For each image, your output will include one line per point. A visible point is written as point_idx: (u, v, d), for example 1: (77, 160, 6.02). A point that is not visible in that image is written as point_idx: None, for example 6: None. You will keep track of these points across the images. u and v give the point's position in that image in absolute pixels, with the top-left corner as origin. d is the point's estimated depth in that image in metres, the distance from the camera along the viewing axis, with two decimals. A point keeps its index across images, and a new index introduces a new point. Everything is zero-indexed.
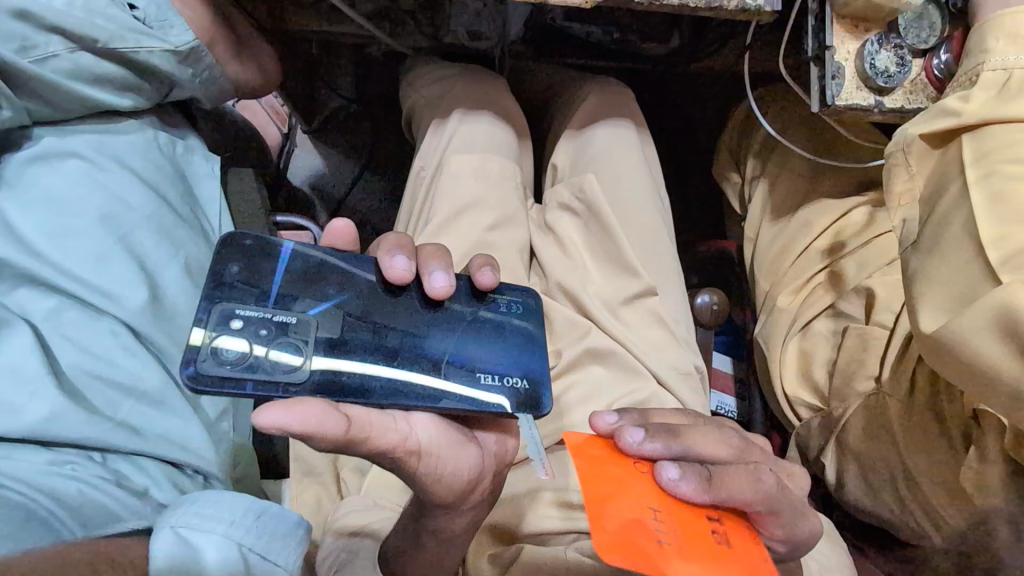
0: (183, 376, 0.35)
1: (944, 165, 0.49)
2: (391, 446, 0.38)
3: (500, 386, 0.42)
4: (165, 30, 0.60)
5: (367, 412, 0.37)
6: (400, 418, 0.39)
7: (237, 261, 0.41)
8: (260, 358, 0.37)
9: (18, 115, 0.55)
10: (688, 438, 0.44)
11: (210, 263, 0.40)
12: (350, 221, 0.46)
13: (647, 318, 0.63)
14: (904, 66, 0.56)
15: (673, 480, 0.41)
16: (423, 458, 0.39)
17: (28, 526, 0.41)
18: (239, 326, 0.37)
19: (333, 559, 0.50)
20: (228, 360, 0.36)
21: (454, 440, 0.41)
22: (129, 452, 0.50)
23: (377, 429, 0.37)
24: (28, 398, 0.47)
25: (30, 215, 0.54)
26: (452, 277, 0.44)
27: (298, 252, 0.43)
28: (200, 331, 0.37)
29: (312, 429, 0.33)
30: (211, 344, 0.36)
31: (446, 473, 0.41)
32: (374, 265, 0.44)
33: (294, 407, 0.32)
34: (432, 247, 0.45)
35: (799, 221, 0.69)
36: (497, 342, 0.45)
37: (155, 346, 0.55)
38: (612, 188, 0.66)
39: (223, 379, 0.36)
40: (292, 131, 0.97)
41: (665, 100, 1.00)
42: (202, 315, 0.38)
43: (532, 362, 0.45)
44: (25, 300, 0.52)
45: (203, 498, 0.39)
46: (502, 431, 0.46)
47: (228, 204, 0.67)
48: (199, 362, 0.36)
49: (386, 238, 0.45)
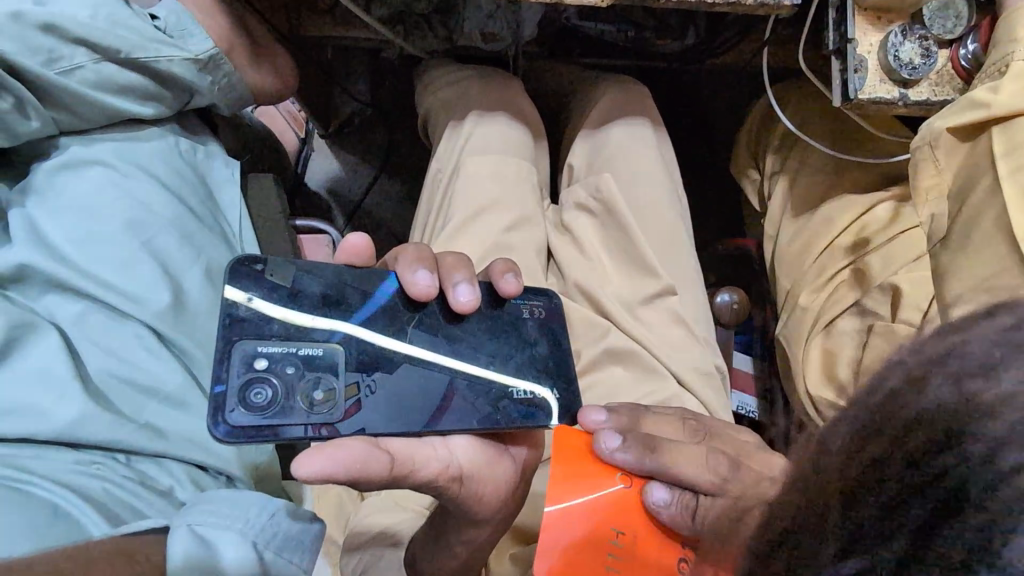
0: (214, 433, 0.35)
1: (972, 158, 0.48)
2: (435, 475, 0.39)
3: (530, 400, 0.43)
4: (185, 39, 0.61)
5: (406, 445, 0.38)
6: (439, 446, 0.40)
7: (251, 288, 0.40)
8: (291, 401, 0.37)
9: (46, 125, 0.57)
10: (668, 455, 0.41)
11: (222, 295, 0.39)
12: (367, 237, 0.46)
13: (667, 318, 0.63)
14: (928, 58, 0.55)
15: (658, 504, 0.40)
16: (466, 483, 0.41)
17: (54, 524, 0.42)
18: (264, 366, 0.38)
19: (357, 562, 0.52)
20: (257, 407, 0.36)
21: (491, 458, 0.42)
22: (155, 453, 0.51)
23: (420, 461, 0.38)
24: (57, 401, 0.49)
25: (57, 224, 0.55)
26: (477, 289, 0.43)
27: (314, 274, 0.42)
28: (223, 377, 0.36)
29: (356, 473, 0.33)
30: (237, 391, 0.36)
31: (487, 493, 0.42)
32: (394, 278, 0.43)
33: (334, 455, 0.32)
34: (453, 258, 0.44)
35: (821, 217, 0.68)
36: (525, 350, 0.45)
37: (181, 351, 0.56)
38: (631, 189, 0.66)
39: (257, 427, 0.36)
40: (310, 137, 0.99)
41: (683, 96, 0.99)
42: (221, 359, 0.37)
43: (559, 372, 0.45)
44: (54, 306, 0.54)
45: (217, 496, 0.40)
46: (533, 443, 0.46)
47: (247, 205, 0.67)
48: (228, 415, 0.36)
49: (404, 250, 0.44)
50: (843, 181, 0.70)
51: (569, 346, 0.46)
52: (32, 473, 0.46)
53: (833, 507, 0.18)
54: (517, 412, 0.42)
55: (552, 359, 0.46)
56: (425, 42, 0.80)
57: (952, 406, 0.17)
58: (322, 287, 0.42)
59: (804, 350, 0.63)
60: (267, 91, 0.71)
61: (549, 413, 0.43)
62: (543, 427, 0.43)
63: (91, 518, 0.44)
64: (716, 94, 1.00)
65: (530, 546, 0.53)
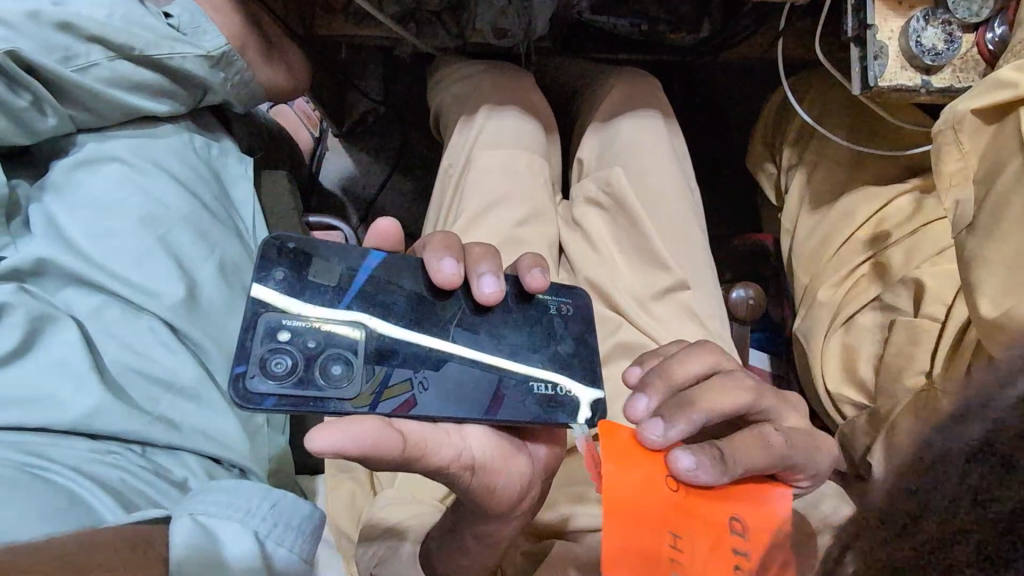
0: (233, 395, 0.36)
1: (1001, 141, 0.46)
2: (447, 461, 0.38)
3: (551, 396, 0.42)
4: (199, 36, 0.62)
5: (420, 428, 0.37)
6: (453, 433, 0.39)
7: (281, 264, 0.40)
8: (310, 373, 0.37)
9: (63, 122, 0.58)
10: (707, 402, 0.42)
11: (255, 268, 0.39)
12: (394, 221, 0.45)
13: (680, 312, 0.61)
14: (952, 44, 0.53)
15: (689, 470, 0.39)
16: (477, 472, 0.40)
17: (72, 509, 0.44)
18: (286, 338, 0.38)
19: (373, 556, 0.51)
20: (277, 375, 0.37)
21: (505, 452, 0.41)
22: (168, 445, 0.52)
23: (432, 446, 0.37)
24: (73, 392, 0.50)
25: (76, 217, 0.56)
26: (502, 281, 0.42)
27: (341, 253, 0.41)
28: (246, 347, 0.37)
29: (367, 450, 0.33)
30: (258, 361, 0.37)
31: (501, 486, 0.41)
32: (420, 266, 0.43)
33: (346, 429, 0.32)
34: (479, 249, 0.44)
35: (839, 211, 0.66)
36: (550, 346, 0.44)
37: (194, 344, 0.56)
38: (643, 182, 0.65)
39: (271, 396, 0.36)
40: (324, 135, 1.00)
41: (697, 91, 0.98)
42: (247, 327, 0.38)
43: (583, 368, 0.44)
44: (71, 298, 0.55)
45: (214, 486, 0.40)
46: (552, 438, 0.46)
47: (261, 205, 0.68)
48: (248, 379, 0.36)
49: (431, 238, 0.44)
50: (863, 174, 0.68)
51: (596, 344, 0.45)
52: (50, 460, 0.47)
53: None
54: (540, 413, 0.41)
55: (578, 358, 0.45)
56: (435, 39, 0.80)
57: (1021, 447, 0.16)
58: (348, 267, 0.41)
59: (823, 345, 0.61)
60: (280, 88, 0.72)
61: (564, 412, 0.42)
62: (562, 424, 0.42)
63: (106, 505, 0.45)
64: (732, 89, 0.98)
65: (539, 545, 0.52)
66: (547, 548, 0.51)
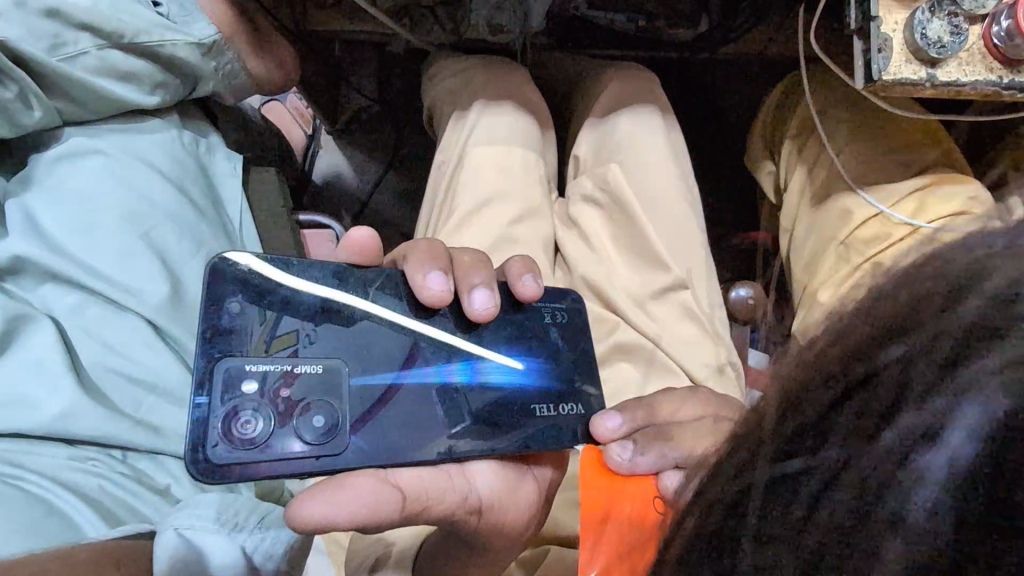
0: (192, 470, 0.32)
1: None
2: (453, 507, 0.37)
3: (554, 419, 0.41)
4: (189, 25, 0.60)
5: (420, 476, 0.36)
6: (456, 474, 0.38)
7: (235, 294, 0.36)
8: (286, 423, 0.34)
9: (49, 115, 0.57)
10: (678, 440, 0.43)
11: (203, 303, 0.35)
12: (368, 232, 0.43)
13: (678, 312, 0.60)
14: (958, 36, 0.52)
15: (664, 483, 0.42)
16: (487, 512, 0.39)
17: (48, 519, 0.42)
18: (251, 389, 0.34)
19: (361, 564, 0.50)
20: (243, 439, 0.33)
21: (511, 483, 0.40)
22: (149, 451, 0.51)
23: (435, 497, 0.36)
24: (48, 393, 0.48)
25: (55, 214, 0.55)
26: (495, 296, 0.40)
27: (307, 269, 0.38)
28: (205, 408, 0.33)
29: (365, 518, 0.31)
30: (221, 423, 0.33)
31: (506, 523, 0.41)
32: (401, 279, 0.40)
33: (336, 498, 0.31)
34: (468, 260, 0.42)
35: (840, 208, 0.65)
36: (549, 358, 0.43)
37: (177, 344, 0.54)
38: (638, 179, 0.63)
39: (238, 462, 0.33)
40: (317, 132, 0.99)
41: (696, 88, 0.97)
42: (204, 379, 0.34)
43: (584, 389, 0.43)
44: (51, 297, 0.53)
45: (202, 499, 0.39)
46: (556, 462, 0.45)
47: (248, 198, 0.66)
48: (208, 447, 0.32)
49: (414, 248, 0.41)
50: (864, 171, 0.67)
51: (592, 353, 0.44)
52: (25, 466, 0.45)
53: (767, 442, 0.25)
54: (541, 436, 0.40)
55: (578, 370, 0.44)
56: (429, 34, 0.78)
57: (848, 351, 0.24)
58: (321, 293, 0.38)
59: None
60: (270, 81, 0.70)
61: (567, 432, 0.41)
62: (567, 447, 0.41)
63: (83, 515, 0.44)
64: (731, 86, 0.97)
65: (535, 548, 0.51)
66: (542, 554, 0.50)
